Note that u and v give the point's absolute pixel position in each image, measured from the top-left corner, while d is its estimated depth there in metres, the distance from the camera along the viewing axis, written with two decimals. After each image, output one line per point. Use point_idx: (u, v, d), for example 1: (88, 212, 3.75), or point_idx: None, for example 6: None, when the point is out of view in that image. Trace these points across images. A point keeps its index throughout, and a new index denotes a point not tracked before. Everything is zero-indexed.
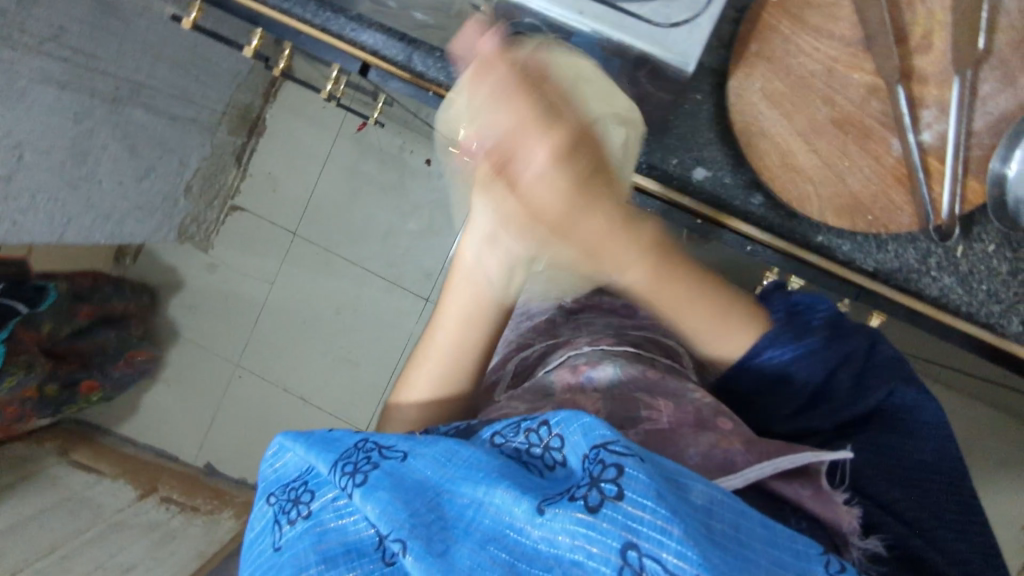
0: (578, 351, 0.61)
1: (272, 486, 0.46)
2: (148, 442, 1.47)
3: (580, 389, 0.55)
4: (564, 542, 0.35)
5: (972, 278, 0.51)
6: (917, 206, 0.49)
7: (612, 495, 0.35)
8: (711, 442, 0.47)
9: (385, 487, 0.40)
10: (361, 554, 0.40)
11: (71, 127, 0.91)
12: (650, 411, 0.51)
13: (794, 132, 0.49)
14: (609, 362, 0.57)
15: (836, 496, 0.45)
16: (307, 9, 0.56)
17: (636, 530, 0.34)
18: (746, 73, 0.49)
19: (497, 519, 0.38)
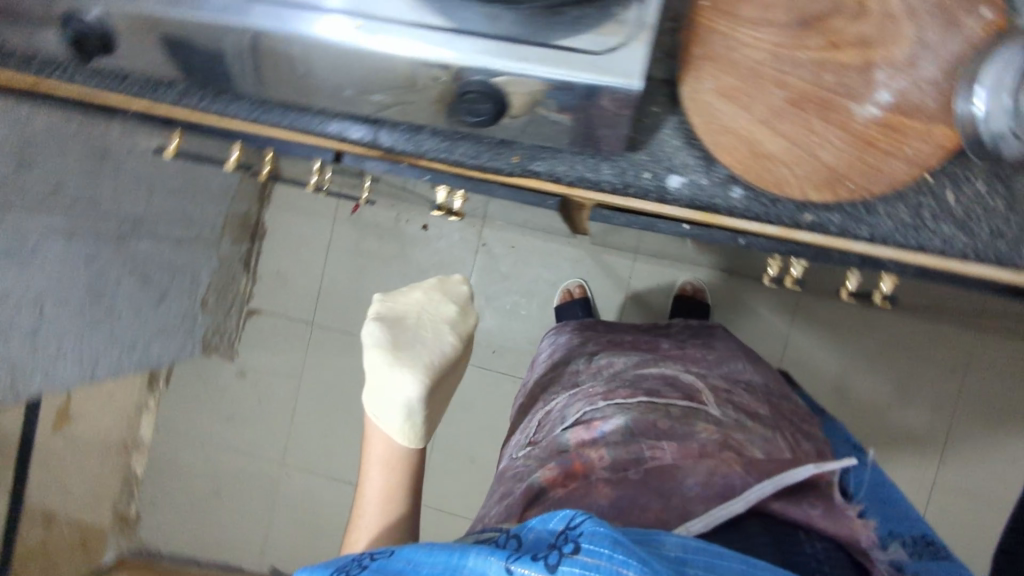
0: (593, 410, 0.62)
1: None
2: (211, 558, 1.47)
3: (592, 441, 0.55)
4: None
5: (971, 222, 0.51)
6: (903, 160, 0.49)
7: (568, 551, 0.36)
8: (709, 470, 0.48)
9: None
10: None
11: (82, 273, 0.95)
12: (653, 451, 0.51)
13: (756, 121, 0.50)
14: (620, 415, 0.57)
15: (847, 511, 0.47)
16: (274, 113, 0.59)
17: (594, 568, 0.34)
18: (696, 77, 0.50)
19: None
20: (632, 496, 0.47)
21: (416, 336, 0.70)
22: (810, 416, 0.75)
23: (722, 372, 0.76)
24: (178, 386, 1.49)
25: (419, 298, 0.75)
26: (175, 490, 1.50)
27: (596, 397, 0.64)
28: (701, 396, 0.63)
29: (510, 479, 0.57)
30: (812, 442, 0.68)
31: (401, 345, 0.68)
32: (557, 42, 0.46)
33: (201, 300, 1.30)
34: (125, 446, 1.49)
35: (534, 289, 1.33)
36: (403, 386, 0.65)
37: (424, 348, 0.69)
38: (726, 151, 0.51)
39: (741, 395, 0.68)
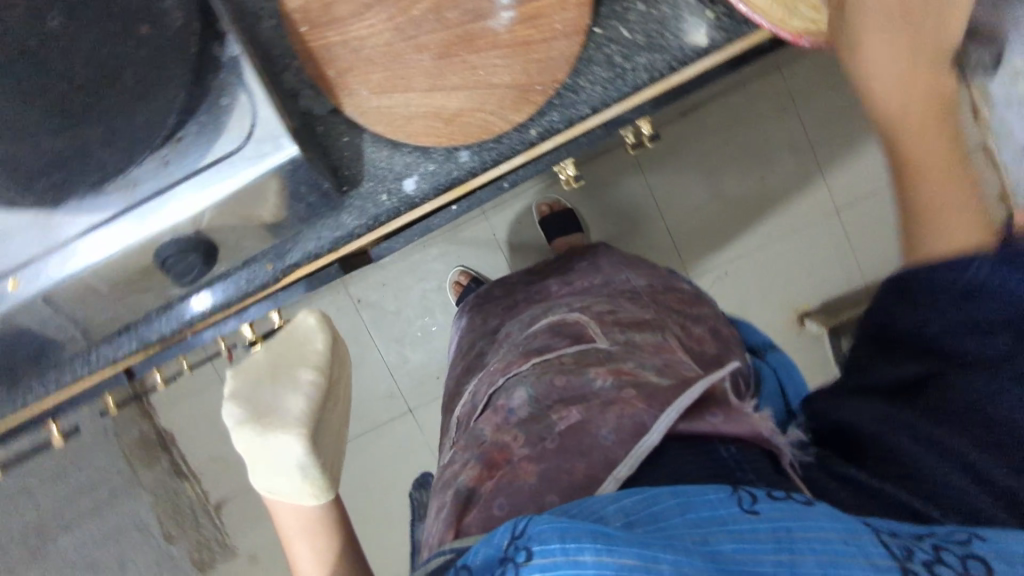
0: (496, 387, 0.62)
1: None
2: None
3: (506, 422, 0.55)
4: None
5: (654, 38, 0.52)
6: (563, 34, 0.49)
7: (521, 559, 0.33)
8: (617, 413, 0.48)
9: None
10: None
11: None
12: (560, 415, 0.51)
13: (424, 93, 0.49)
14: (521, 387, 0.57)
15: (744, 411, 0.50)
16: (37, 385, 0.56)
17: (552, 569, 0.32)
18: (348, 92, 0.49)
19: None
20: (557, 463, 0.47)
21: (276, 392, 0.56)
22: (696, 297, 0.78)
23: (608, 288, 0.78)
24: None
25: (267, 359, 0.59)
26: None
27: (495, 375, 0.64)
28: (583, 327, 0.65)
29: (439, 484, 0.56)
30: (703, 325, 0.72)
31: (262, 413, 0.55)
32: (199, 164, 0.46)
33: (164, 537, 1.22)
34: None
35: (428, 302, 1.32)
36: (281, 450, 0.53)
37: (290, 403, 0.55)
38: (422, 131, 0.51)
39: (623, 304, 0.71)
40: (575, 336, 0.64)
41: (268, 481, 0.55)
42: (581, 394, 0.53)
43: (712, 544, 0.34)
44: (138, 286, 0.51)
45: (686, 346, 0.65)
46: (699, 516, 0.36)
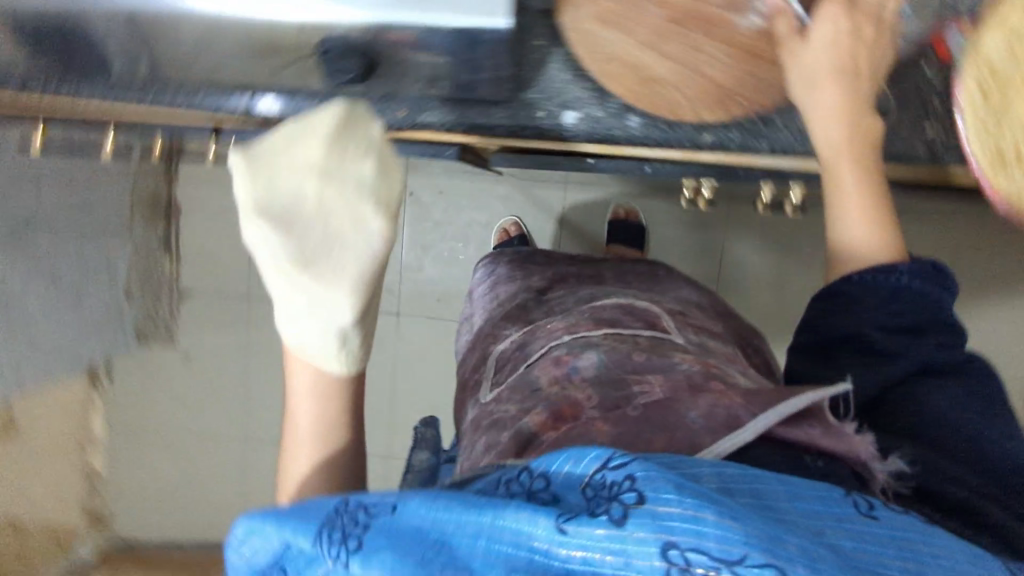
0: (557, 342, 0.61)
1: None
2: (192, 538, 1.48)
3: (568, 378, 0.54)
4: (599, 558, 0.30)
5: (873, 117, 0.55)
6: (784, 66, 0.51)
7: (634, 501, 0.31)
8: (711, 402, 0.44)
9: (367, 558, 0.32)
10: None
11: None
12: (643, 386, 0.49)
13: (638, 42, 0.51)
14: (591, 350, 0.57)
15: (845, 428, 0.42)
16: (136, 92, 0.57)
17: (663, 520, 0.30)
18: (575, 6, 0.52)
19: (516, 544, 0.31)
20: (635, 432, 0.43)
21: (330, 234, 0.43)
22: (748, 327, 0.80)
23: (671, 293, 0.79)
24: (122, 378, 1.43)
25: (311, 163, 0.42)
26: (140, 481, 1.48)
27: (558, 332, 0.63)
28: (665, 321, 0.65)
29: (486, 424, 0.54)
30: (757, 356, 0.73)
31: (311, 261, 0.43)
32: None
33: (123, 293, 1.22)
34: (81, 445, 1.45)
35: (470, 232, 1.31)
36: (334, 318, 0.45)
37: (349, 251, 0.43)
38: (615, 80, 0.52)
39: (691, 313, 0.72)
40: (647, 321, 0.65)
41: (295, 325, 0.46)
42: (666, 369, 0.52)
43: (829, 537, 0.32)
44: (275, 50, 0.54)
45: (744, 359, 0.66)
46: (813, 508, 0.33)
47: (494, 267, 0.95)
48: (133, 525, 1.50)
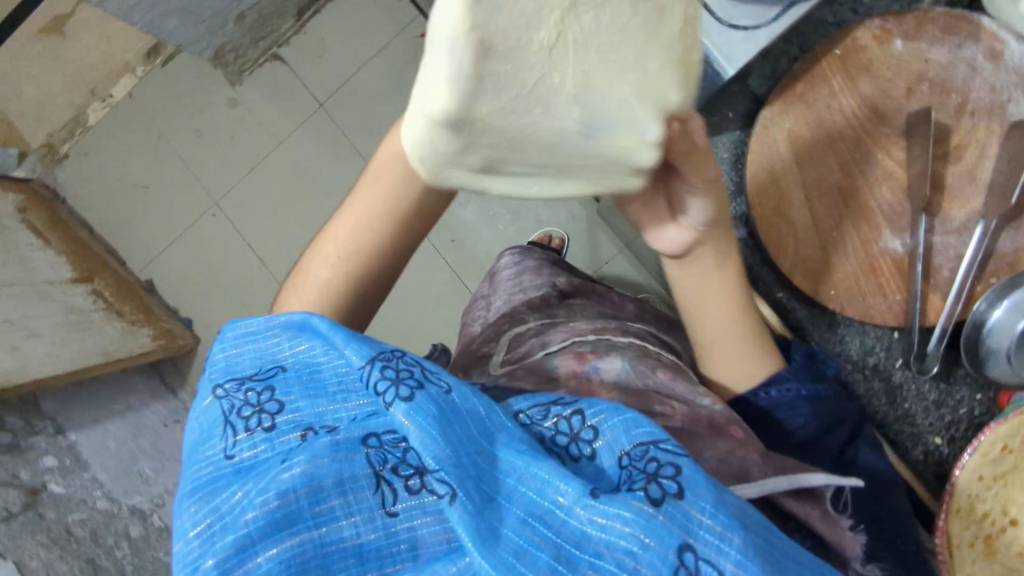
0: (584, 340, 0.66)
1: (222, 377, 0.53)
2: (103, 235, 1.46)
3: (586, 377, 0.59)
4: (612, 527, 0.40)
5: (898, 394, 0.58)
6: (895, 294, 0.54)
7: (672, 493, 0.41)
8: (728, 448, 0.52)
9: (411, 412, 0.45)
10: (357, 498, 0.44)
11: None
12: (664, 407, 0.56)
13: (800, 181, 0.55)
14: (616, 357, 0.61)
15: (842, 520, 0.49)
16: None
17: (694, 527, 0.40)
18: (782, 109, 0.56)
19: (539, 493, 0.43)
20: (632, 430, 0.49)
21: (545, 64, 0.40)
22: None
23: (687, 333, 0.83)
24: (172, 74, 1.44)
25: None
26: (110, 157, 1.47)
27: (585, 331, 0.68)
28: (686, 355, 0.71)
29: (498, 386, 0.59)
30: None
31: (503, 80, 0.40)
32: None
33: (240, 11, 1.23)
34: (91, 91, 1.46)
35: (520, 213, 1.32)
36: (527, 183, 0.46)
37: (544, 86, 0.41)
38: (759, 192, 0.56)
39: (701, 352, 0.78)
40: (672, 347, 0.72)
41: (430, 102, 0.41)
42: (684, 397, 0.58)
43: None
44: None
45: None
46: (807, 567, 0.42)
47: (522, 257, 0.96)
48: (71, 184, 1.48)
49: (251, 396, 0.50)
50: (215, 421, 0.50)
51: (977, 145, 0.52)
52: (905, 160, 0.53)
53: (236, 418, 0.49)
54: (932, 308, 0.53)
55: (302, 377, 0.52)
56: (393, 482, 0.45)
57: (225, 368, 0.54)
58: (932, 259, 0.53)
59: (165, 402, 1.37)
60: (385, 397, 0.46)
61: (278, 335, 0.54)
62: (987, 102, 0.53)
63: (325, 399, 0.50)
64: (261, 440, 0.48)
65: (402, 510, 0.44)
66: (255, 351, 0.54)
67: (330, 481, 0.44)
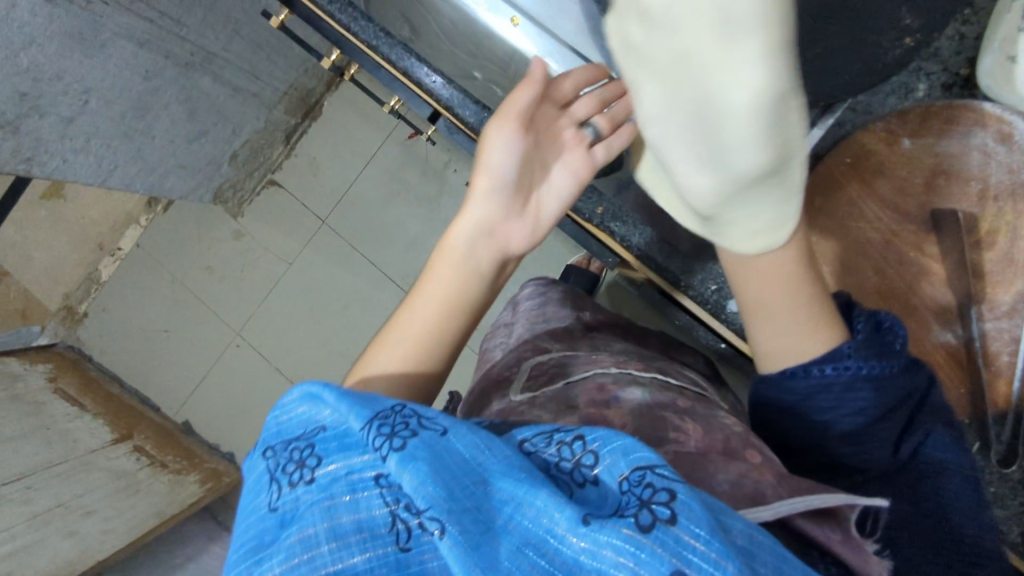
0: (604, 371, 0.55)
1: (272, 438, 0.41)
2: (135, 385, 1.48)
3: (606, 405, 0.50)
4: (610, 558, 0.29)
5: (980, 479, 0.49)
6: (963, 391, 0.48)
7: (664, 517, 0.29)
8: (742, 471, 0.40)
9: (404, 460, 0.33)
10: (372, 537, 0.33)
11: (140, 83, 0.91)
12: (678, 433, 0.45)
13: (836, 287, 0.50)
14: (638, 387, 0.52)
15: (868, 544, 0.36)
16: (394, 50, 0.57)
17: (685, 550, 0.28)
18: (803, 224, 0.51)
19: (536, 521, 0.31)
20: None
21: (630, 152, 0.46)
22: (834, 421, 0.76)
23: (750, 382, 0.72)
24: (174, 218, 1.47)
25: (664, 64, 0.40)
26: (129, 307, 1.50)
27: (606, 362, 0.58)
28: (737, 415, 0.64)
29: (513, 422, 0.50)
30: None
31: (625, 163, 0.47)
32: None
33: (232, 152, 1.25)
34: (99, 246, 1.49)
35: None
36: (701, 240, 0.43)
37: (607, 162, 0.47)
38: None
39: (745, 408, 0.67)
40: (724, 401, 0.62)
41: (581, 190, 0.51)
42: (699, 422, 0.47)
43: None
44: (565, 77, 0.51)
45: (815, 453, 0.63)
46: None
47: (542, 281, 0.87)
48: (96, 342, 1.51)
49: (294, 453, 0.38)
50: (261, 480, 0.39)
51: (1008, 227, 0.46)
52: (941, 251, 0.48)
53: (280, 475, 0.38)
54: (1001, 396, 0.47)
55: (340, 437, 0.37)
56: (405, 522, 0.33)
57: (268, 427, 0.42)
58: (991, 345, 0.47)
59: (221, 543, 1.35)
60: (382, 443, 0.34)
61: (298, 400, 0.40)
62: (1008, 184, 0.46)
63: (357, 451, 0.36)
64: (297, 494, 0.36)
65: (416, 547, 0.33)
66: (295, 417, 0.40)
67: (346, 526, 0.34)
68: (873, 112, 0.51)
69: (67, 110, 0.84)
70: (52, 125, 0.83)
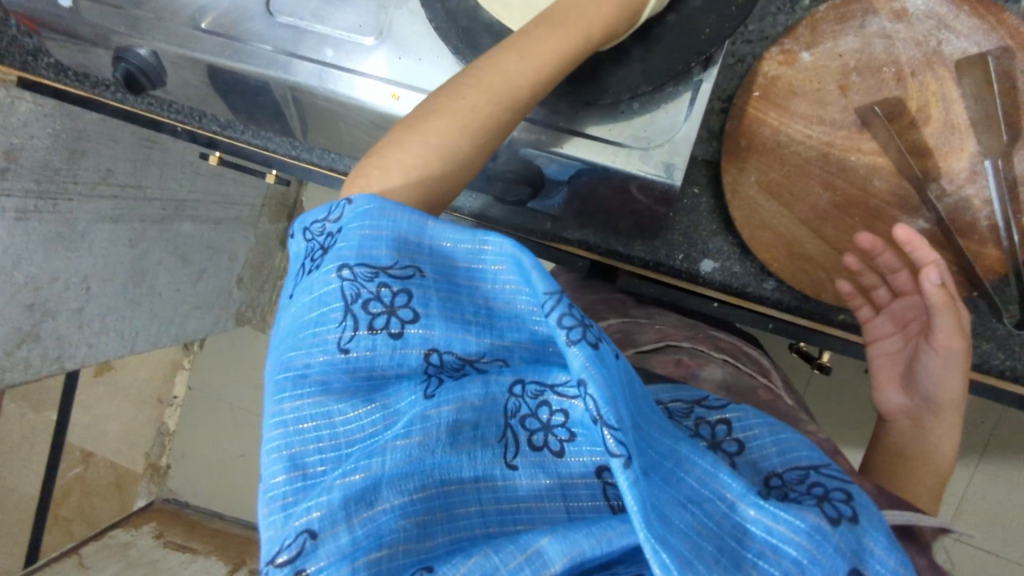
0: (676, 345, 0.53)
1: (350, 252, 0.34)
2: (235, 514, 1.44)
3: (692, 378, 0.48)
4: (786, 536, 0.28)
5: (1012, 342, 0.48)
6: (959, 270, 0.47)
7: (849, 515, 0.29)
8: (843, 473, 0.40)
9: (597, 361, 0.29)
10: (482, 446, 0.33)
11: (128, 252, 0.97)
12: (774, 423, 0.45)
13: (797, 220, 0.49)
14: (714, 366, 0.51)
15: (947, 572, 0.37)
16: (313, 153, 0.60)
17: (867, 555, 0.28)
18: (740, 168, 0.49)
19: (701, 482, 0.30)
20: None
21: None
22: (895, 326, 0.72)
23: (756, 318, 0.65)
24: (212, 354, 1.43)
25: None
26: (205, 450, 1.46)
27: (674, 334, 0.55)
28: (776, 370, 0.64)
29: None
30: None
31: None
32: (588, 129, 0.45)
33: (237, 277, 1.29)
34: (159, 400, 1.46)
35: None
36: None
37: None
38: (763, 247, 0.50)
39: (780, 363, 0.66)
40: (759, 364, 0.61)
41: None
42: (788, 420, 0.46)
43: None
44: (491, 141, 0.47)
45: (826, 366, 0.59)
46: None
47: None
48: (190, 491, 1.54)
49: (382, 291, 0.34)
50: (324, 305, 0.34)
51: (937, 98, 0.45)
52: (880, 147, 0.47)
53: (359, 311, 0.33)
54: (992, 260, 0.46)
55: (443, 289, 0.34)
56: (518, 434, 0.33)
57: (353, 242, 0.34)
58: (965, 216, 0.46)
59: None
60: (564, 330, 0.30)
61: (412, 234, 0.35)
62: (919, 58, 0.46)
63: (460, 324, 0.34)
64: (383, 348, 0.33)
65: (523, 465, 0.33)
66: (383, 237, 0.35)
67: (468, 422, 0.33)
68: (769, 36, 0.50)
69: (74, 302, 0.90)
70: (66, 320, 0.89)
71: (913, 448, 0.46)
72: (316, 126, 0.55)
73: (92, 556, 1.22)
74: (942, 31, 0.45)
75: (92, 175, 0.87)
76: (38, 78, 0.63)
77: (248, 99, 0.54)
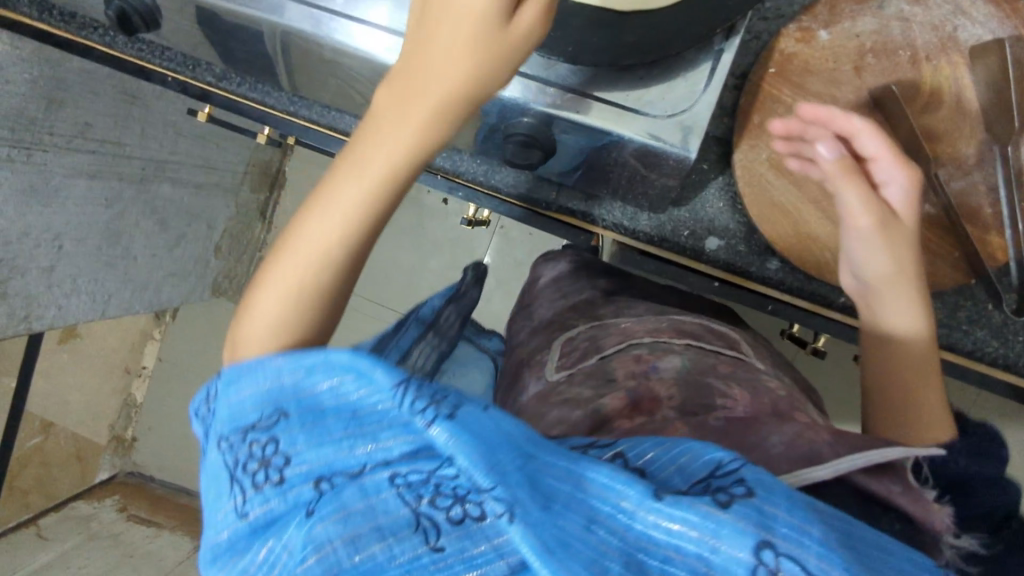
0: (636, 343, 0.51)
1: (223, 426, 0.32)
2: None
3: (647, 376, 0.46)
4: (683, 534, 0.25)
5: (1007, 330, 0.48)
6: (962, 254, 0.47)
7: (742, 492, 0.26)
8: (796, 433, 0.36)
9: (458, 430, 0.27)
10: (397, 540, 0.27)
11: (104, 212, 0.93)
12: (726, 400, 0.42)
13: (805, 199, 0.49)
14: (673, 354, 0.48)
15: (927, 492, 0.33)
16: (313, 110, 0.59)
17: (770, 520, 0.25)
18: (751, 144, 0.49)
19: (601, 502, 0.26)
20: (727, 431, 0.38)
21: None
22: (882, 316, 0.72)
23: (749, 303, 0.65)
24: (184, 325, 1.39)
25: None
26: (172, 423, 1.43)
27: (636, 333, 0.53)
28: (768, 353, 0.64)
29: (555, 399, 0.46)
30: None
31: None
32: (605, 93, 0.44)
33: (216, 246, 1.26)
34: (127, 370, 1.42)
35: None
36: None
37: None
38: (772, 226, 0.49)
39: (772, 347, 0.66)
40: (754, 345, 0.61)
41: None
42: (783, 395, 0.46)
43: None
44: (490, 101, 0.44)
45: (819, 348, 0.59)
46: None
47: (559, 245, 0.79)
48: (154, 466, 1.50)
49: (253, 449, 0.30)
50: (220, 480, 0.32)
51: (950, 83, 0.46)
52: (893, 130, 0.47)
53: (241, 476, 0.31)
54: (995, 247, 0.47)
55: (307, 418, 0.30)
56: (433, 517, 0.27)
57: (223, 415, 0.32)
58: (970, 202, 0.47)
59: None
60: (417, 415, 0.28)
61: (267, 372, 0.32)
62: (935, 42, 0.46)
63: (332, 448, 0.29)
64: (275, 500, 0.29)
65: (450, 544, 0.27)
66: (251, 393, 0.32)
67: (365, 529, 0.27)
68: (785, 15, 0.50)
69: (45, 259, 0.86)
70: (35, 279, 0.86)
71: (881, 370, 0.45)
72: (320, 80, 0.53)
73: (52, 527, 1.18)
74: (958, 17, 0.45)
75: (70, 128, 0.83)
76: (19, 15, 0.59)
77: (249, 47, 0.51)
